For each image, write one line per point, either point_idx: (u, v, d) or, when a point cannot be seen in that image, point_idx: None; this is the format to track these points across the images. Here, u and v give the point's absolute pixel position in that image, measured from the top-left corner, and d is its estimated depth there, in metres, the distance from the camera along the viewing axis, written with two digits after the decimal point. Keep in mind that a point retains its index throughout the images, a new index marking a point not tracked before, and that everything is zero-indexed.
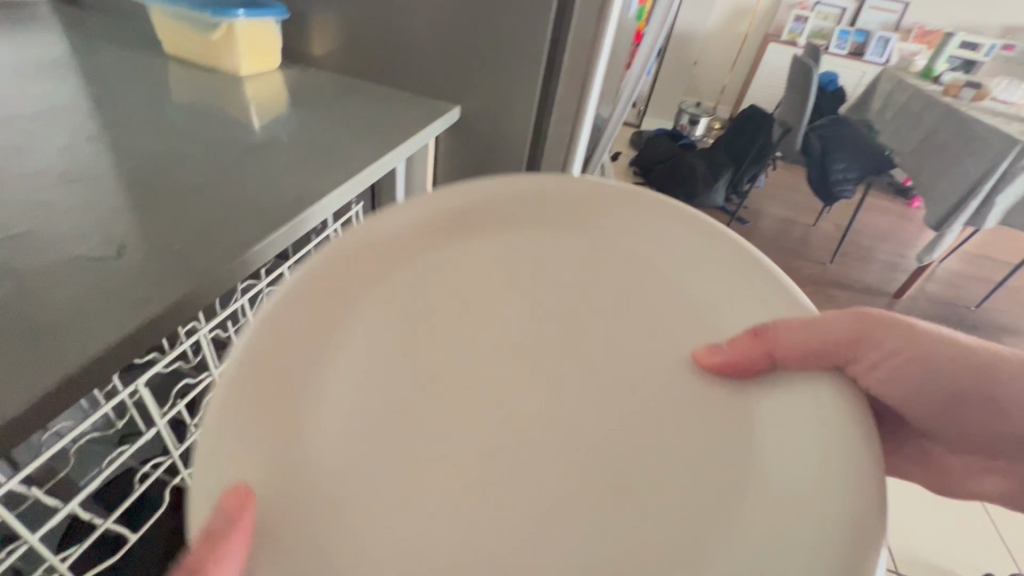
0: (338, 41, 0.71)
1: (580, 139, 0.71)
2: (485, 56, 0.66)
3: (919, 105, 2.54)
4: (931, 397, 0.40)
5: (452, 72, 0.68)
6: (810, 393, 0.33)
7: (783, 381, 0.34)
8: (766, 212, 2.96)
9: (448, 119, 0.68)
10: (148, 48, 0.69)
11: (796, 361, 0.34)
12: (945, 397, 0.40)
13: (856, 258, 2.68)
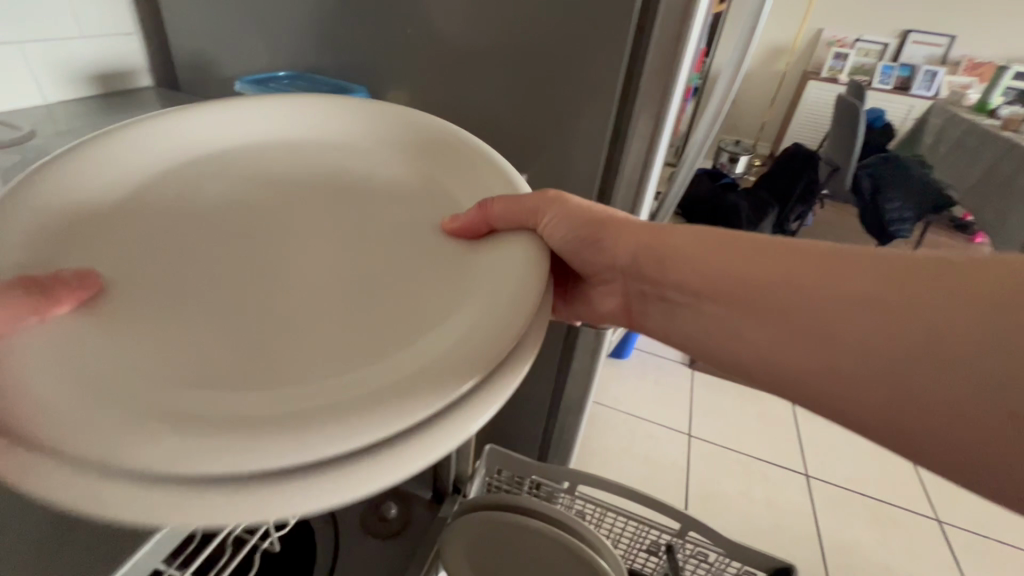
0: None
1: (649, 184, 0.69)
2: (550, 129, 0.69)
3: (977, 140, 2.44)
4: (580, 235, 0.48)
5: (514, 144, 0.72)
6: (506, 246, 0.37)
7: (499, 242, 0.38)
8: None
9: None
10: None
11: (507, 226, 0.39)
12: (588, 243, 0.49)
13: None
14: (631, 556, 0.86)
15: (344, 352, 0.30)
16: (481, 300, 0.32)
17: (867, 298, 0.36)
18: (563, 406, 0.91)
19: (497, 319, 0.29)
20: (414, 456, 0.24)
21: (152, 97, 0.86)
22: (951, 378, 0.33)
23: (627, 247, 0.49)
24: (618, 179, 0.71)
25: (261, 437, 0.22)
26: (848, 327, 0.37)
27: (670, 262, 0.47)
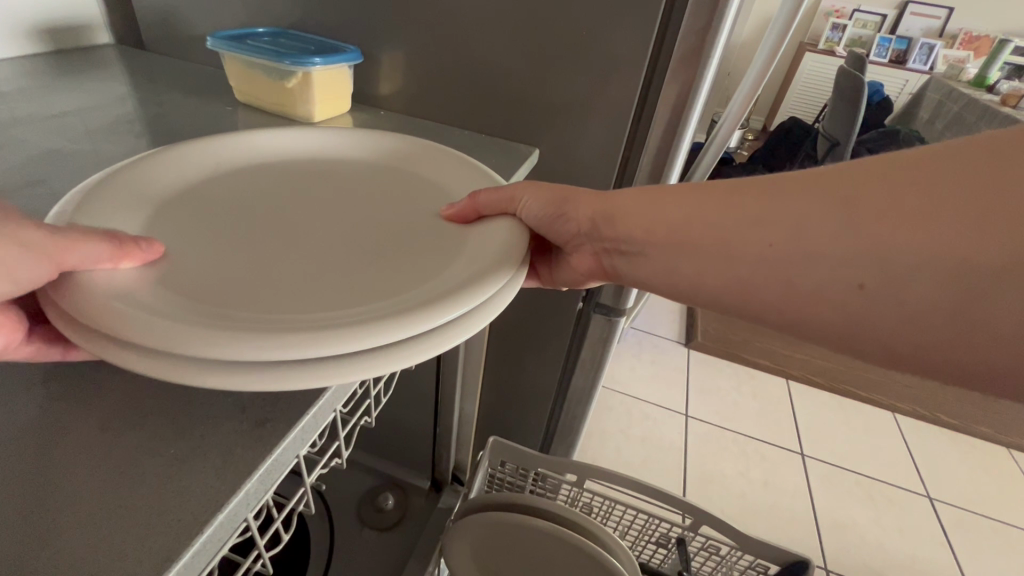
0: (408, 83, 0.68)
1: (677, 160, 0.62)
2: (567, 98, 0.62)
3: (974, 116, 2.42)
4: (547, 209, 0.45)
5: (523, 115, 0.65)
6: (498, 223, 0.38)
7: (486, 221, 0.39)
8: None
9: (528, 162, 0.61)
10: (215, 92, 0.68)
11: (497, 208, 0.40)
12: (555, 216, 0.46)
13: None
14: (638, 548, 0.83)
15: (353, 294, 0.31)
16: (473, 249, 0.35)
17: (768, 213, 0.40)
18: (570, 395, 0.86)
19: (490, 262, 0.33)
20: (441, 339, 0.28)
21: (112, 56, 0.76)
22: (843, 266, 0.37)
23: (584, 213, 0.46)
24: (641, 155, 0.64)
25: (312, 342, 0.24)
26: (757, 238, 0.40)
27: (620, 220, 0.45)
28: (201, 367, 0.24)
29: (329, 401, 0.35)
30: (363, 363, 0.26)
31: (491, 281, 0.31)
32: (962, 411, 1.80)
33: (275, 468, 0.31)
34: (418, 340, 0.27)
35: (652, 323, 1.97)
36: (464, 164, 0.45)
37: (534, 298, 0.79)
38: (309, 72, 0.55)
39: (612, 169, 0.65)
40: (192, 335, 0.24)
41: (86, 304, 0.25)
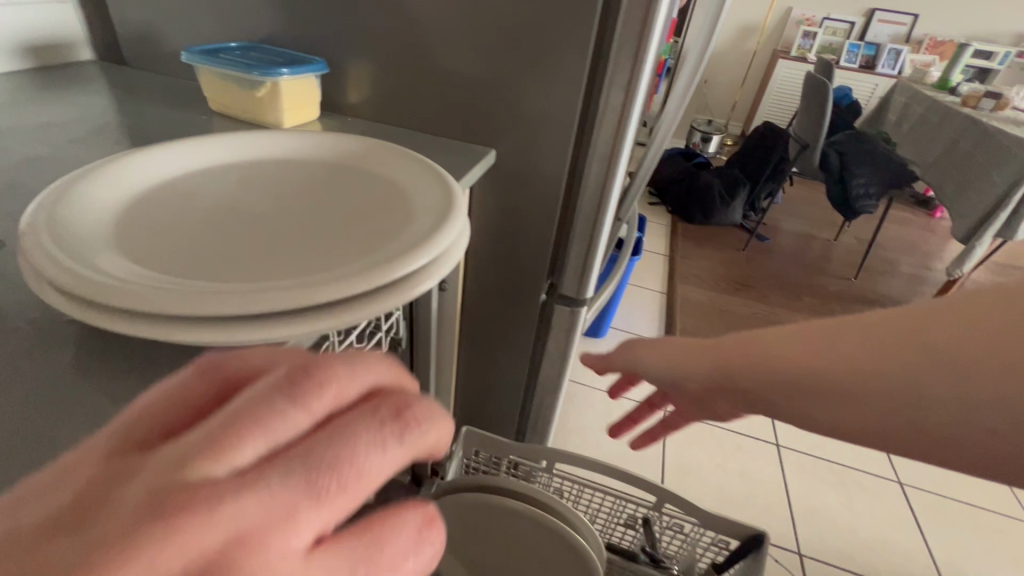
0: (374, 91, 0.73)
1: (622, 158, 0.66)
2: (520, 102, 0.67)
3: (938, 117, 2.51)
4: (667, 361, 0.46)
5: (481, 118, 0.70)
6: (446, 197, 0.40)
7: (424, 190, 0.42)
8: (784, 229, 2.94)
9: (484, 162, 0.66)
10: (191, 102, 0.72)
11: (436, 184, 0.42)
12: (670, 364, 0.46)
13: (881, 273, 2.64)
14: (609, 530, 0.87)
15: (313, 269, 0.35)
16: (414, 225, 0.38)
17: (840, 334, 0.35)
18: (539, 385, 0.90)
19: (431, 229, 0.37)
20: (388, 297, 0.33)
21: (93, 71, 0.80)
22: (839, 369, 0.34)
23: (700, 365, 0.43)
24: (588, 153, 0.67)
25: (274, 299, 0.28)
26: (827, 359, 0.34)
27: (735, 372, 0.40)
28: (176, 325, 0.28)
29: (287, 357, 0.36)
30: (318, 317, 0.30)
31: (433, 245, 0.35)
32: None
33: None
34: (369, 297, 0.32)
35: (632, 322, 2.01)
36: (397, 148, 0.47)
37: (500, 293, 0.83)
38: (277, 82, 0.60)
39: (564, 167, 0.70)
40: (164, 296, 0.27)
41: (63, 274, 0.27)
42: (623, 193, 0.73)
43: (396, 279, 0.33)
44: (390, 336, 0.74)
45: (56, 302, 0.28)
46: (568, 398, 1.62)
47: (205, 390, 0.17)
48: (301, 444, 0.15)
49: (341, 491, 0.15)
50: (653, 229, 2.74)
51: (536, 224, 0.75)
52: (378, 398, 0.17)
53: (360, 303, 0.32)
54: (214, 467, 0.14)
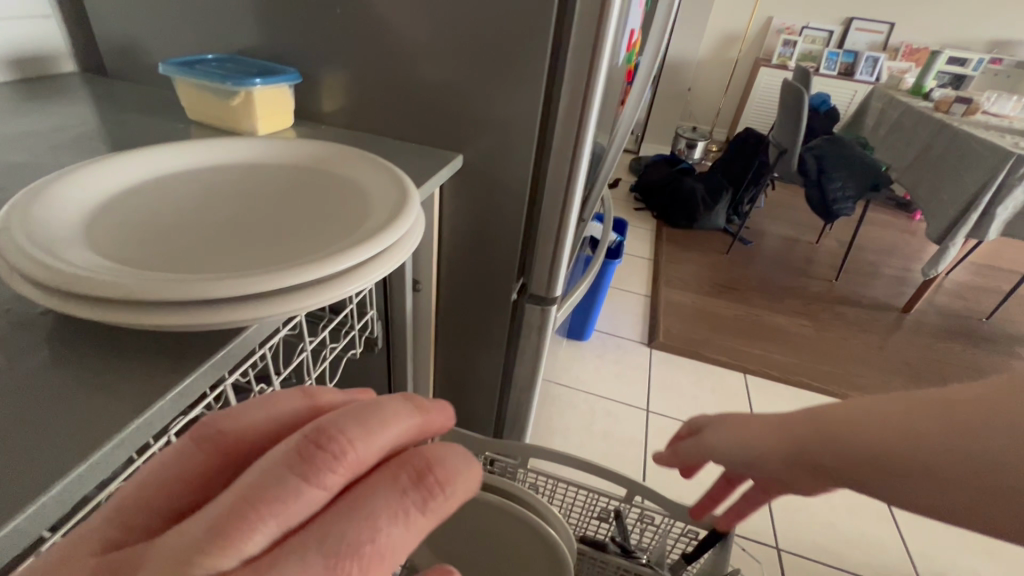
0: (346, 100, 0.76)
1: (581, 160, 0.69)
2: (484, 109, 0.70)
3: (911, 121, 2.58)
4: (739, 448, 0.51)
5: (449, 125, 0.73)
6: (401, 194, 0.43)
7: (382, 190, 0.44)
8: (767, 233, 2.99)
9: (450, 165, 0.69)
10: (169, 112, 0.74)
11: (392, 183, 0.45)
12: (743, 451, 0.50)
13: (862, 274, 2.69)
14: (583, 525, 0.89)
15: (273, 262, 0.37)
16: (369, 222, 0.41)
17: (884, 412, 0.40)
18: (514, 383, 0.92)
19: (384, 223, 0.39)
20: (340, 285, 0.35)
21: (75, 83, 0.82)
22: (889, 441, 0.38)
23: (771, 448, 0.47)
24: (549, 158, 0.71)
25: (228, 285, 0.31)
26: (879, 434, 0.39)
27: (808, 451, 0.44)
28: (137, 310, 0.30)
29: (246, 341, 0.37)
30: (272, 303, 0.33)
31: (385, 238, 0.37)
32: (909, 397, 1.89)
33: (192, 390, 0.34)
34: (321, 285, 0.34)
35: (616, 325, 2.04)
36: (358, 152, 0.50)
37: (473, 293, 0.85)
38: (251, 92, 0.63)
39: (529, 170, 0.73)
40: (125, 284, 0.30)
41: (31, 266, 0.29)
42: (585, 194, 0.77)
43: (348, 269, 0.36)
44: (365, 335, 0.77)
45: (21, 289, 0.30)
46: (552, 400, 1.64)
47: (202, 459, 0.21)
48: (315, 521, 0.19)
49: (362, 572, 0.18)
50: (639, 234, 2.78)
51: (504, 225, 0.78)
52: (382, 469, 0.20)
53: (308, 290, 0.34)
54: (229, 556, 0.17)
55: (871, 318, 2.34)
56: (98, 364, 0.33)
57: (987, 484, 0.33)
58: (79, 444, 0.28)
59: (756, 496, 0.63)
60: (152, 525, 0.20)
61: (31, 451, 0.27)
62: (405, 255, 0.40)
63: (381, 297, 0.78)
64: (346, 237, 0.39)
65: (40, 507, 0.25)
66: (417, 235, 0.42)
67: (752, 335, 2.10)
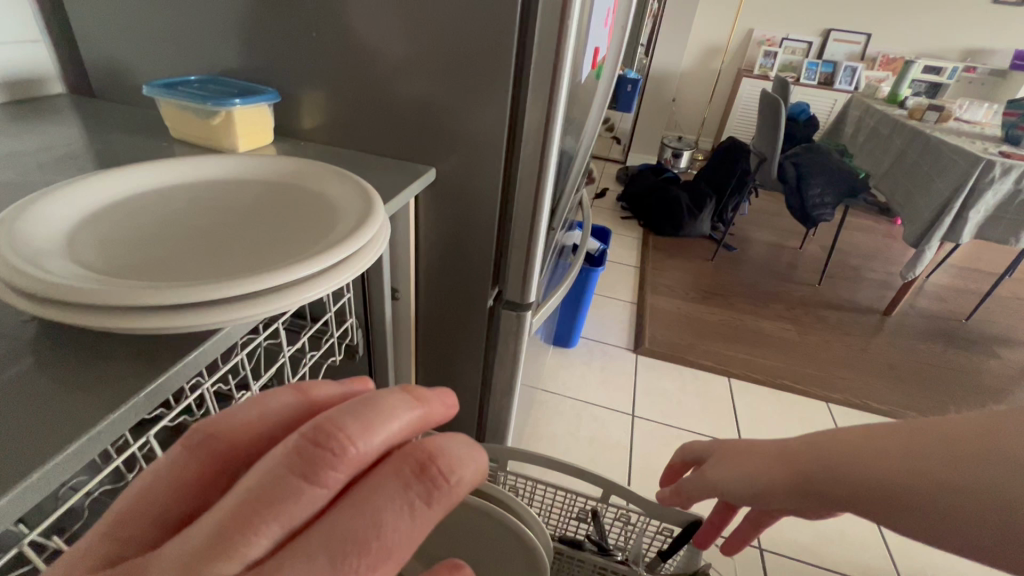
0: (325, 117, 0.79)
1: (548, 171, 0.72)
2: (456, 123, 0.74)
3: (887, 129, 2.65)
4: (742, 479, 0.51)
5: (423, 140, 0.76)
6: (367, 206, 0.46)
7: (350, 202, 0.47)
8: (752, 240, 3.04)
9: (422, 178, 0.72)
10: (154, 131, 0.77)
11: (360, 196, 0.48)
12: (752, 485, 0.50)
13: (844, 279, 2.74)
14: (563, 525, 0.91)
15: (244, 270, 0.40)
16: (337, 230, 0.44)
17: (883, 445, 0.43)
18: (493, 388, 0.95)
19: (349, 232, 0.42)
20: (306, 289, 0.38)
21: (64, 103, 0.85)
22: (899, 477, 0.40)
23: (776, 476, 0.48)
24: (518, 170, 0.75)
25: (197, 290, 0.33)
26: (884, 470, 0.41)
27: (817, 481, 0.45)
28: (114, 315, 0.33)
29: (218, 344, 0.40)
30: (239, 307, 0.35)
31: (350, 247, 0.40)
32: (890, 397, 1.93)
33: (165, 388, 0.36)
34: (287, 289, 0.37)
35: (602, 332, 2.07)
36: (329, 167, 0.53)
37: (451, 300, 0.88)
38: (230, 111, 0.66)
39: (500, 180, 0.76)
40: (102, 291, 0.32)
41: (17, 275, 0.32)
42: (554, 203, 0.80)
43: (315, 275, 0.38)
44: (346, 343, 0.80)
45: (4, 296, 0.33)
46: (538, 407, 1.66)
47: (201, 465, 0.22)
48: (321, 519, 0.20)
49: (369, 566, 0.19)
50: (626, 242, 2.83)
51: (479, 234, 0.81)
52: (383, 464, 0.21)
53: (271, 293, 0.36)
54: (235, 561, 0.19)
55: (854, 322, 2.38)
56: (77, 366, 0.35)
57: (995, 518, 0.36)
58: (56, 437, 0.30)
59: (759, 519, 0.66)
60: (158, 534, 0.21)
61: (9, 444, 0.30)
62: (368, 262, 0.42)
63: (360, 305, 0.80)
64: (315, 245, 0.42)
65: (20, 492, 0.28)
66: (382, 244, 0.45)
67: (736, 340, 2.13)
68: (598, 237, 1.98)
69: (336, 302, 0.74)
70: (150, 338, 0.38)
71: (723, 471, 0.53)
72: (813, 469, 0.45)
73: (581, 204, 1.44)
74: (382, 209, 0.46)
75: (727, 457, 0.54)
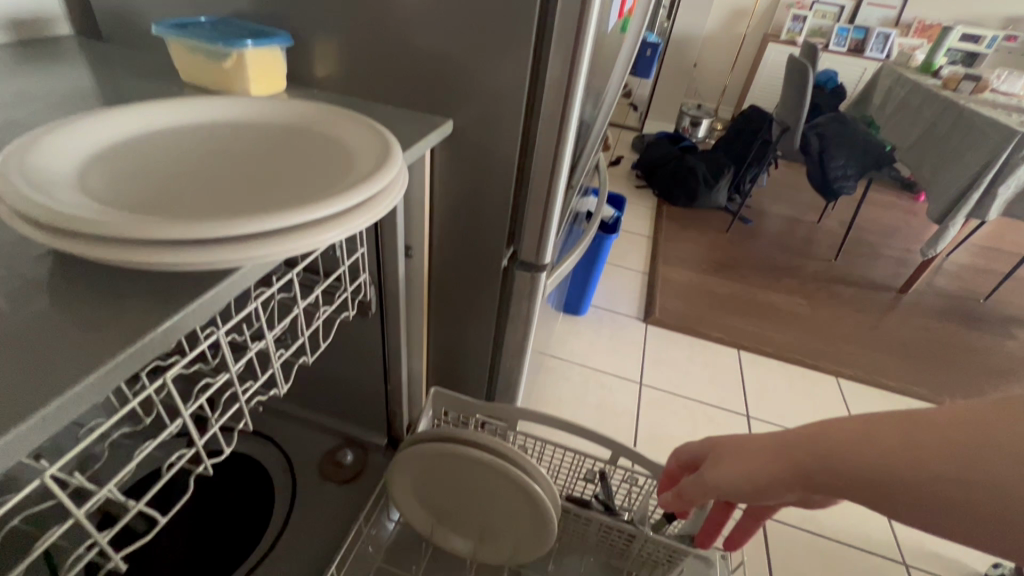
0: (339, 65, 0.76)
1: (570, 125, 0.69)
2: (474, 73, 0.71)
3: (919, 99, 2.54)
4: (735, 477, 0.48)
5: (440, 91, 0.73)
6: (385, 148, 0.45)
7: (367, 145, 0.46)
8: (769, 212, 2.97)
9: (439, 130, 0.70)
10: (164, 76, 0.75)
11: (376, 139, 0.46)
12: (745, 483, 0.47)
13: (861, 255, 2.69)
14: (570, 484, 0.92)
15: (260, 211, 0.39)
16: (354, 173, 0.42)
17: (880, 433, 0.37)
18: (504, 349, 0.95)
19: (367, 175, 0.41)
20: (325, 230, 0.36)
21: (72, 46, 0.83)
22: (894, 468, 0.36)
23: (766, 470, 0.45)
24: (538, 125, 0.72)
25: (217, 225, 0.33)
26: (878, 461, 0.37)
27: (809, 473, 0.41)
28: (132, 249, 0.32)
29: (232, 286, 0.39)
30: (257, 244, 0.34)
31: (368, 188, 0.39)
32: (901, 375, 1.91)
33: (176, 331, 0.36)
34: (305, 227, 0.36)
35: (612, 300, 2.06)
36: (344, 111, 0.51)
37: (466, 260, 0.87)
38: (242, 54, 0.63)
39: (519, 135, 0.73)
40: (120, 223, 0.31)
41: (32, 207, 0.31)
42: (574, 161, 0.77)
43: (332, 216, 0.37)
44: (360, 299, 0.79)
45: (15, 225, 0.32)
46: (546, 372, 1.67)
47: None
48: None
49: None
50: (639, 211, 2.78)
51: (495, 192, 0.79)
52: None
53: (286, 233, 0.35)
54: None
55: (868, 299, 2.34)
56: (92, 304, 0.35)
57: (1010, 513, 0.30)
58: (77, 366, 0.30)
59: (758, 513, 0.64)
60: None
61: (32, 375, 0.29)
62: (386, 206, 0.41)
63: (373, 262, 0.79)
64: (332, 188, 0.41)
65: (43, 418, 0.28)
66: (401, 190, 0.44)
67: (748, 313, 2.11)
68: (612, 204, 1.94)
69: (350, 256, 0.73)
70: (167, 276, 0.38)
71: (715, 470, 0.51)
72: (802, 463, 0.41)
73: (598, 167, 1.41)
74: (401, 153, 0.44)
75: (719, 454, 0.52)
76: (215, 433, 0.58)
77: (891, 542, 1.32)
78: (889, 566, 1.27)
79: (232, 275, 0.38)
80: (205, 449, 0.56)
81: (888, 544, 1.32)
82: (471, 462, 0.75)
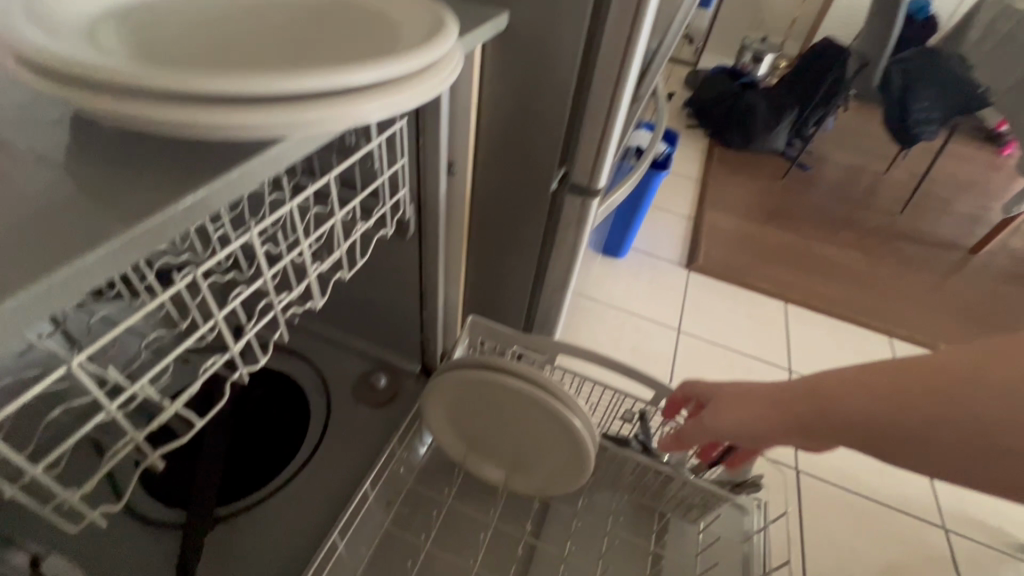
0: None
1: (645, 18, 0.59)
2: None
3: None
4: (734, 425, 0.56)
5: None
6: (434, 17, 0.38)
7: (413, 17, 0.39)
8: (831, 159, 2.74)
9: (493, 21, 0.61)
10: None
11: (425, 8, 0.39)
12: (742, 427, 0.55)
13: (930, 210, 2.46)
14: (607, 423, 0.89)
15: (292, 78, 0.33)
16: (400, 44, 0.36)
17: (857, 386, 0.45)
18: (546, 280, 0.90)
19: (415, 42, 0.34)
20: (365, 102, 0.31)
21: None
22: (879, 415, 0.43)
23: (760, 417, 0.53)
24: (608, 14, 0.61)
25: (241, 78, 0.27)
26: (854, 407, 0.45)
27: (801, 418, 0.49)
28: (140, 102, 0.27)
29: (257, 171, 0.34)
30: (285, 108, 0.29)
31: (416, 55, 0.32)
32: (961, 339, 1.78)
33: (205, 207, 0.33)
34: (338, 94, 0.30)
35: (653, 244, 1.97)
36: None
37: (511, 180, 0.80)
38: None
39: (583, 32, 0.64)
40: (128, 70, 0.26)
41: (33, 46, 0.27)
42: (642, 67, 0.67)
43: (374, 87, 0.31)
44: (398, 216, 0.75)
45: (17, 71, 0.28)
46: (580, 312, 1.62)
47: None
48: None
49: None
50: (688, 152, 2.60)
51: (550, 102, 0.70)
52: None
53: (323, 99, 0.29)
54: None
55: (933, 257, 2.17)
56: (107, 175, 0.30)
57: (975, 445, 0.38)
58: None
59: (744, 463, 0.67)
60: None
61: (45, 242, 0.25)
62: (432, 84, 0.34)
63: (414, 176, 0.73)
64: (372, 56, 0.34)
65: (47, 288, 0.26)
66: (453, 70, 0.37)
67: (798, 265, 1.99)
68: (663, 139, 1.79)
69: (390, 165, 0.67)
70: (188, 155, 0.33)
71: (717, 418, 0.58)
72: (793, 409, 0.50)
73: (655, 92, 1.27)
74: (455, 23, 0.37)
75: (723, 403, 0.59)
76: (250, 339, 0.56)
77: (933, 506, 1.27)
78: (927, 530, 1.23)
79: (265, 149, 0.34)
80: (240, 354, 0.54)
81: (929, 508, 1.27)
82: (509, 392, 0.73)
